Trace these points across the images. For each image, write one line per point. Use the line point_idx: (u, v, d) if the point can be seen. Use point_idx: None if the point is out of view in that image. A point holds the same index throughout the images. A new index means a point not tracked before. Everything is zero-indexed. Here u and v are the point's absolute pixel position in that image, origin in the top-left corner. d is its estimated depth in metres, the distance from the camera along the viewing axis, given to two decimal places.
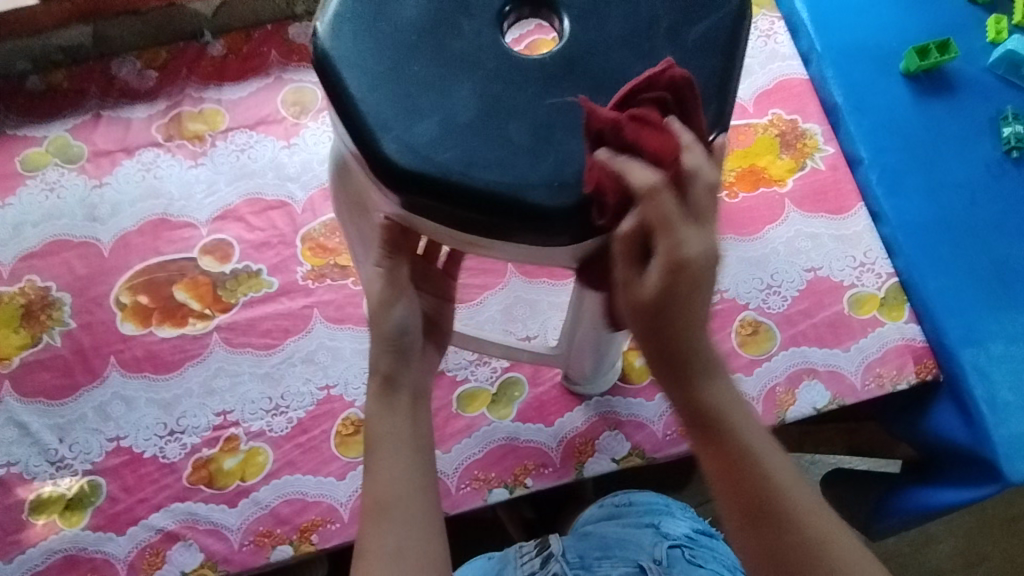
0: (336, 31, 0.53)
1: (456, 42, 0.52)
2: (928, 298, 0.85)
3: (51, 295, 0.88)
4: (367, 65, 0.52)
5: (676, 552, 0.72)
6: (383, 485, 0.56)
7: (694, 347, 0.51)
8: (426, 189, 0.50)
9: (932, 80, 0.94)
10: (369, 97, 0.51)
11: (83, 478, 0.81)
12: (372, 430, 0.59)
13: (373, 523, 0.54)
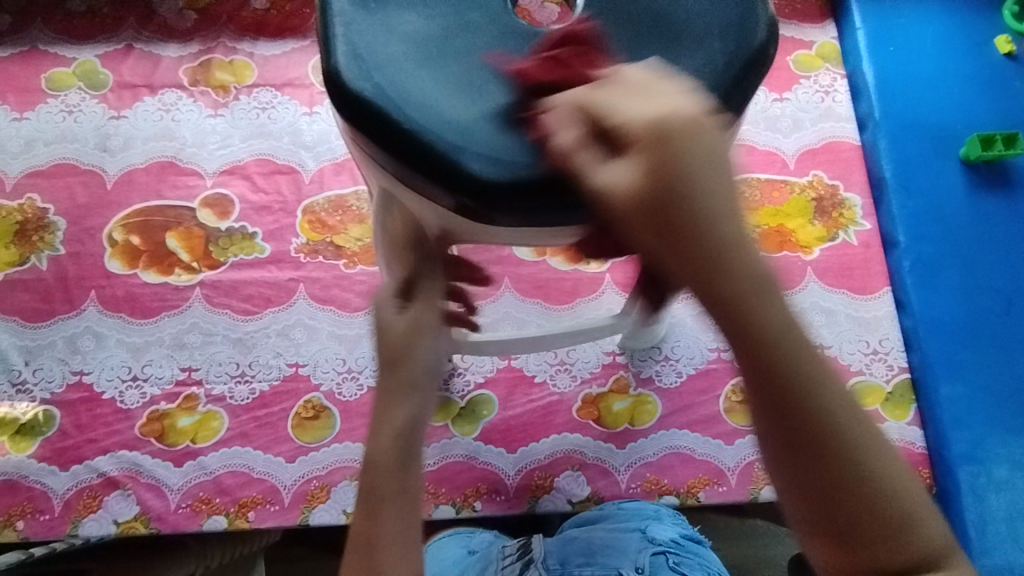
0: (333, 39, 0.41)
1: (466, 17, 0.42)
2: (938, 404, 0.79)
3: (48, 217, 0.88)
4: (381, 65, 0.40)
5: (660, 558, 0.65)
6: (372, 518, 0.44)
7: (709, 234, 0.30)
8: (513, 203, 0.39)
9: (991, 173, 0.87)
10: (403, 98, 0.40)
11: (39, 407, 0.80)
12: (367, 447, 0.47)
13: (358, 571, 0.42)
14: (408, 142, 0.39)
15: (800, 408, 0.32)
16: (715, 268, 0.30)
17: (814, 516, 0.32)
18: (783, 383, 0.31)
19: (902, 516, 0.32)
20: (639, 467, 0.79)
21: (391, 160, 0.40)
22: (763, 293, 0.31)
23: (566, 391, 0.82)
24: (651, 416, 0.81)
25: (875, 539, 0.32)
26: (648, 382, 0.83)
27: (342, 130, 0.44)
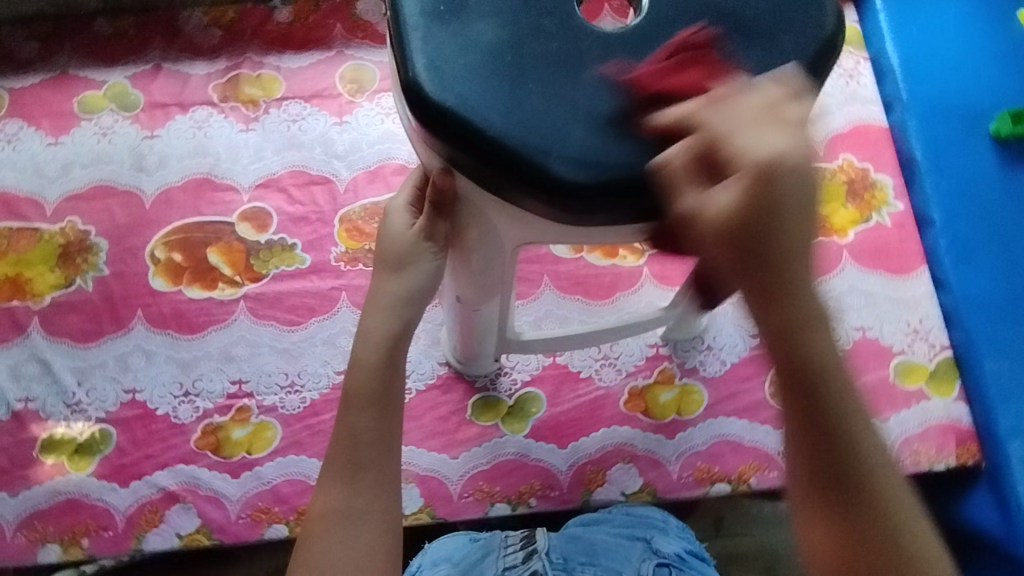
0: (410, 51, 0.42)
1: (535, 19, 0.43)
2: (984, 380, 0.80)
3: (90, 239, 0.89)
4: (461, 75, 0.41)
5: (662, 570, 0.69)
6: (356, 443, 0.53)
7: (801, 294, 0.38)
8: (599, 203, 0.41)
9: (1022, 148, 0.88)
10: (486, 105, 0.41)
11: (95, 426, 0.82)
12: (357, 375, 0.54)
13: (342, 486, 0.52)
14: (493, 149, 0.40)
15: (842, 448, 0.41)
16: (801, 322, 0.38)
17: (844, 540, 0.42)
18: (831, 438, 0.41)
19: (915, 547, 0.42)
20: (690, 456, 0.80)
21: (474, 167, 0.42)
22: (823, 329, 0.39)
23: (613, 384, 0.83)
24: (698, 405, 0.82)
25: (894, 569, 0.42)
26: (692, 372, 0.84)
27: (415, 138, 0.45)
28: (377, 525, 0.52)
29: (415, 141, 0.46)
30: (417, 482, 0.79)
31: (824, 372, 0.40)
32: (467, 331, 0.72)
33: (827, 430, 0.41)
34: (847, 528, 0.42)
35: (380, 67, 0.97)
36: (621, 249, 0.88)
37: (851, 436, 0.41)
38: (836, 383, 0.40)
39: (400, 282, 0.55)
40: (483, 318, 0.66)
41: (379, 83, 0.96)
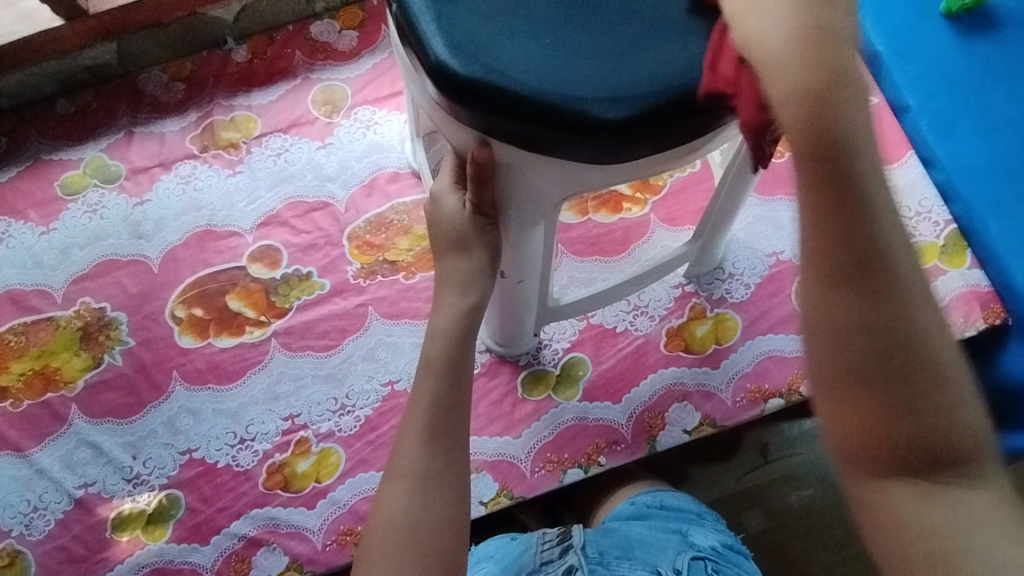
0: (428, 38, 0.44)
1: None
2: (992, 241, 0.84)
3: (107, 315, 0.89)
4: (481, 46, 0.44)
5: (701, 563, 0.68)
6: (431, 407, 0.55)
7: (842, 146, 0.35)
8: (641, 132, 0.44)
9: (974, 20, 0.92)
10: (512, 71, 0.43)
11: (161, 493, 0.82)
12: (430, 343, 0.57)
13: (421, 445, 0.54)
14: (526, 106, 0.43)
15: (892, 332, 0.37)
16: (845, 173, 0.36)
17: (883, 451, 0.38)
18: (865, 257, 0.37)
19: (959, 407, 0.38)
20: (739, 380, 0.83)
21: (511, 128, 0.44)
22: (870, 183, 0.36)
23: (650, 331, 0.86)
24: (735, 330, 0.85)
25: (953, 458, 0.38)
26: (721, 301, 0.86)
27: (442, 117, 0.48)
28: (451, 485, 0.53)
29: (440, 122, 0.48)
30: (488, 469, 0.81)
31: (862, 190, 0.36)
32: (509, 310, 0.73)
33: (870, 251, 0.37)
34: (884, 372, 0.37)
35: (349, 83, 0.98)
36: (624, 202, 0.90)
37: (893, 269, 0.37)
38: (887, 226, 0.37)
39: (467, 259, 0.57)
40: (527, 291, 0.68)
41: (352, 99, 0.97)
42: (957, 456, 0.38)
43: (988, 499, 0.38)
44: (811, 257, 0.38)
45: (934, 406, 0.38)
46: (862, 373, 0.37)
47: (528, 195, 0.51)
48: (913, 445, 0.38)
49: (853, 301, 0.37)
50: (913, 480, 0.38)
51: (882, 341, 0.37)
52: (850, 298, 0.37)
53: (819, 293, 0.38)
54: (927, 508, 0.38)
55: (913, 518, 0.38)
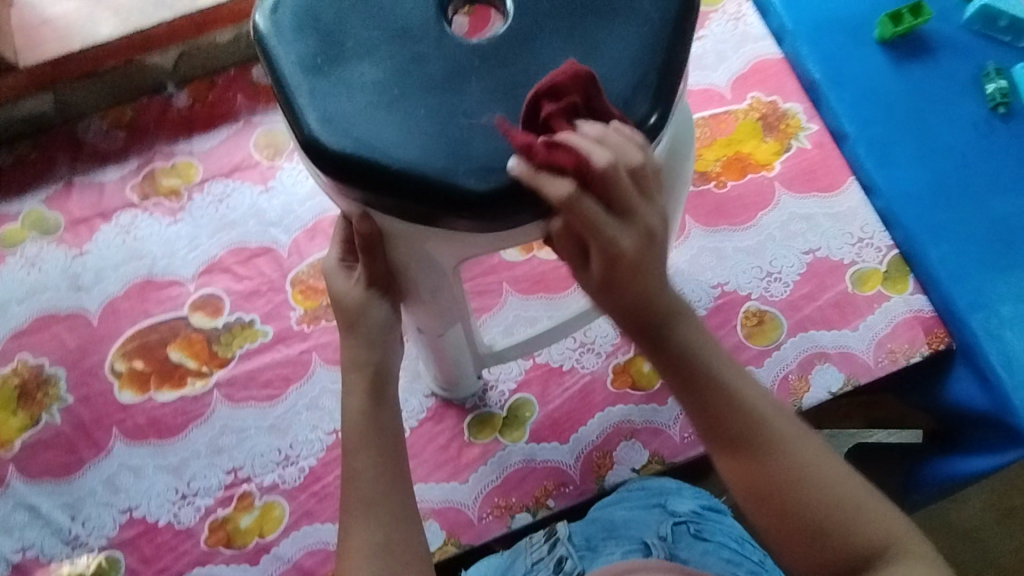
0: (307, 113, 0.48)
1: (407, 52, 0.49)
2: (932, 267, 0.83)
3: (45, 372, 0.87)
4: (354, 121, 0.47)
5: (682, 529, 0.70)
6: (366, 485, 0.56)
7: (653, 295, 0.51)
8: (510, 200, 0.47)
9: (909, 45, 0.92)
10: (384, 145, 0.47)
11: (100, 555, 0.80)
12: (350, 424, 0.58)
13: (366, 525, 0.54)
14: (398, 180, 0.47)
15: (738, 419, 0.53)
16: (665, 316, 0.52)
17: (777, 523, 0.52)
18: (742, 434, 0.53)
19: (845, 504, 0.51)
20: (687, 415, 0.82)
21: (388, 200, 0.47)
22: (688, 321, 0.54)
23: (596, 368, 0.85)
24: None
25: (821, 509, 0.51)
26: None
27: (331, 190, 0.51)
28: (401, 550, 0.54)
29: (330, 191, 0.52)
30: (435, 516, 0.79)
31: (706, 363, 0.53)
32: (441, 359, 0.75)
33: (750, 429, 0.53)
34: (782, 496, 0.52)
35: None
36: None
37: (763, 432, 0.53)
38: (750, 396, 0.53)
39: (361, 329, 0.58)
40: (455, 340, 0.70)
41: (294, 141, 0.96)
42: (827, 506, 0.51)
43: (858, 523, 0.51)
44: (709, 438, 0.54)
45: (784, 478, 0.52)
46: (768, 507, 0.52)
47: (423, 262, 0.54)
48: (783, 509, 0.52)
49: (746, 467, 0.53)
50: (847, 574, 0.51)
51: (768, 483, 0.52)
52: (749, 464, 0.53)
53: (726, 464, 0.54)
54: (819, 550, 0.51)
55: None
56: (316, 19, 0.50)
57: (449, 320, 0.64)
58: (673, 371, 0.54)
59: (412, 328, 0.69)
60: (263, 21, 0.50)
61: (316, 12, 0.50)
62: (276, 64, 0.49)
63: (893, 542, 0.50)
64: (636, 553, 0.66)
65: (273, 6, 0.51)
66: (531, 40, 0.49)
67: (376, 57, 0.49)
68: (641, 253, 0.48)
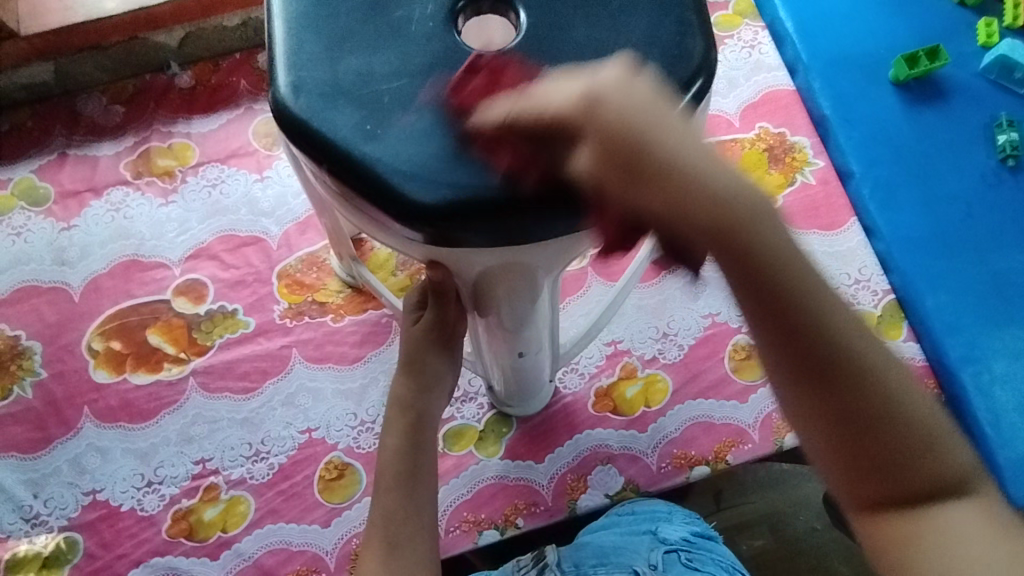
0: (386, 174, 0.42)
1: (447, 83, 0.44)
2: (927, 316, 0.82)
3: (21, 344, 0.86)
4: (438, 168, 0.42)
5: (672, 557, 0.69)
6: (393, 524, 0.56)
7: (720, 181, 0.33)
8: None
9: (923, 88, 0.91)
10: (478, 175, 0.41)
11: (59, 535, 0.78)
12: (384, 462, 0.59)
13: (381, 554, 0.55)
14: (515, 208, 0.41)
15: (822, 343, 0.36)
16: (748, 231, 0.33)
17: (841, 455, 0.37)
18: (831, 359, 0.36)
19: (927, 438, 0.36)
20: (665, 445, 0.81)
21: (509, 229, 0.42)
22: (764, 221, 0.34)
23: (578, 389, 0.84)
24: (664, 393, 0.83)
25: (906, 442, 0.36)
26: (653, 361, 0.85)
27: (413, 248, 0.46)
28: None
29: (411, 248, 0.46)
30: None
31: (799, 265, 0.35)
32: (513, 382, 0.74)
33: (835, 351, 0.36)
34: (853, 431, 0.36)
35: None
36: None
37: (853, 360, 0.36)
38: (844, 338, 0.36)
39: (427, 371, 0.61)
40: (524, 363, 0.69)
41: None
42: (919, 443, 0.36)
43: (942, 451, 0.37)
44: (778, 368, 0.37)
45: (878, 404, 0.36)
46: (826, 425, 0.37)
47: (522, 294, 0.53)
48: (861, 440, 0.36)
49: (817, 396, 0.37)
50: (898, 507, 0.37)
51: (853, 420, 0.36)
52: (821, 395, 0.36)
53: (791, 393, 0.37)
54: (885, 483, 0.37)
55: (923, 547, 0.36)
56: (341, 83, 0.44)
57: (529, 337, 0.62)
58: (747, 280, 0.35)
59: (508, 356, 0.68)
60: (286, 101, 0.44)
61: (336, 73, 0.44)
62: (320, 135, 0.43)
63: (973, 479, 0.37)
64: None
65: (290, 83, 0.44)
66: (555, 40, 0.45)
67: (417, 92, 0.44)
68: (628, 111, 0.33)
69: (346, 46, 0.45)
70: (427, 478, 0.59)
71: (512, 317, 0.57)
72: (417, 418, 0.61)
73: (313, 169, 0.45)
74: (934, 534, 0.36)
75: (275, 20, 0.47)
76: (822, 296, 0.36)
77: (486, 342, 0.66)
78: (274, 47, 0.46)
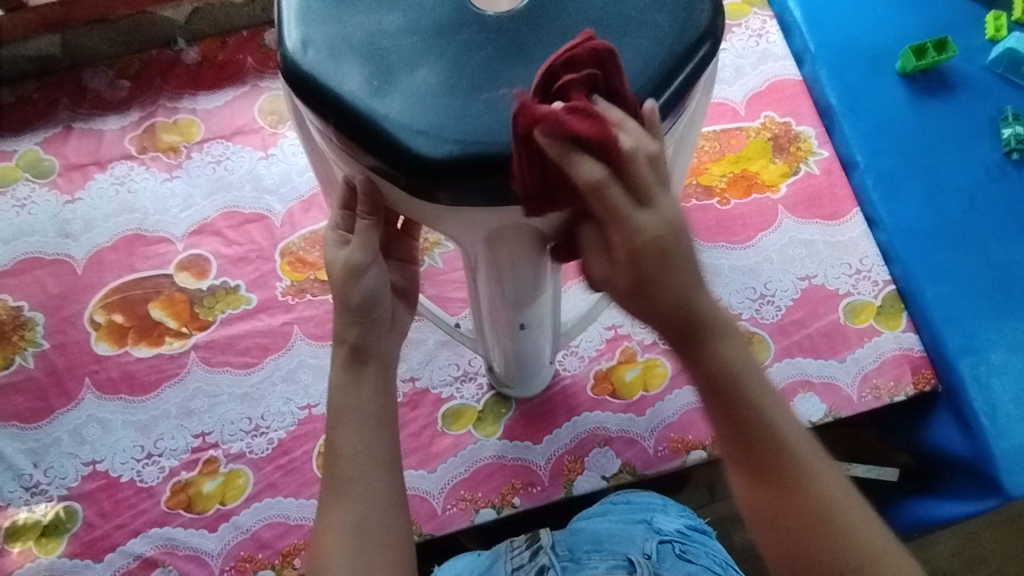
0: (392, 128, 0.42)
1: (456, 43, 0.44)
2: (927, 306, 0.82)
3: (24, 315, 0.86)
4: (443, 121, 0.42)
5: (666, 547, 0.68)
6: (352, 458, 0.52)
7: (694, 297, 0.44)
8: None
9: (929, 80, 0.91)
10: (480, 130, 0.42)
11: (59, 504, 0.79)
12: (336, 398, 0.54)
13: (340, 502, 0.51)
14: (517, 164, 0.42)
15: (772, 455, 0.47)
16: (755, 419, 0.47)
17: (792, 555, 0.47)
18: (777, 469, 0.47)
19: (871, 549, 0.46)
20: (663, 429, 0.81)
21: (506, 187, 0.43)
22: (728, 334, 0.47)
23: (578, 372, 0.84)
24: (663, 378, 0.84)
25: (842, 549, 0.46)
26: (652, 347, 0.85)
27: (412, 205, 0.46)
28: (379, 536, 0.51)
29: (407, 205, 0.46)
30: None
31: (766, 417, 0.47)
32: (515, 359, 0.74)
33: (777, 456, 0.47)
34: (808, 539, 0.47)
35: None
36: None
37: (793, 460, 0.47)
38: (790, 436, 0.48)
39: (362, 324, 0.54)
40: (527, 341, 0.70)
41: None
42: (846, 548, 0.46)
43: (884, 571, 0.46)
44: (743, 477, 0.48)
45: (824, 513, 0.47)
46: (780, 511, 0.47)
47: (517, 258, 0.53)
48: (811, 548, 0.47)
49: (773, 500, 0.47)
50: None
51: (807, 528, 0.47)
52: (781, 504, 0.47)
53: (748, 498, 0.49)
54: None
55: None
56: (350, 41, 0.44)
57: (532, 308, 0.62)
58: (726, 418, 0.48)
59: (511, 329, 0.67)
60: (295, 58, 0.44)
61: (344, 32, 0.45)
62: (327, 91, 0.43)
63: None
64: (619, 570, 0.64)
65: (298, 40, 0.45)
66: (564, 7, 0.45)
67: (424, 52, 0.44)
68: (642, 254, 0.42)
69: (357, 8, 0.45)
70: (370, 410, 0.53)
71: (514, 290, 0.58)
72: (351, 347, 0.54)
73: (318, 124, 0.45)
74: None
75: None
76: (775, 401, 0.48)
77: (489, 315, 0.66)
78: (283, 6, 0.46)
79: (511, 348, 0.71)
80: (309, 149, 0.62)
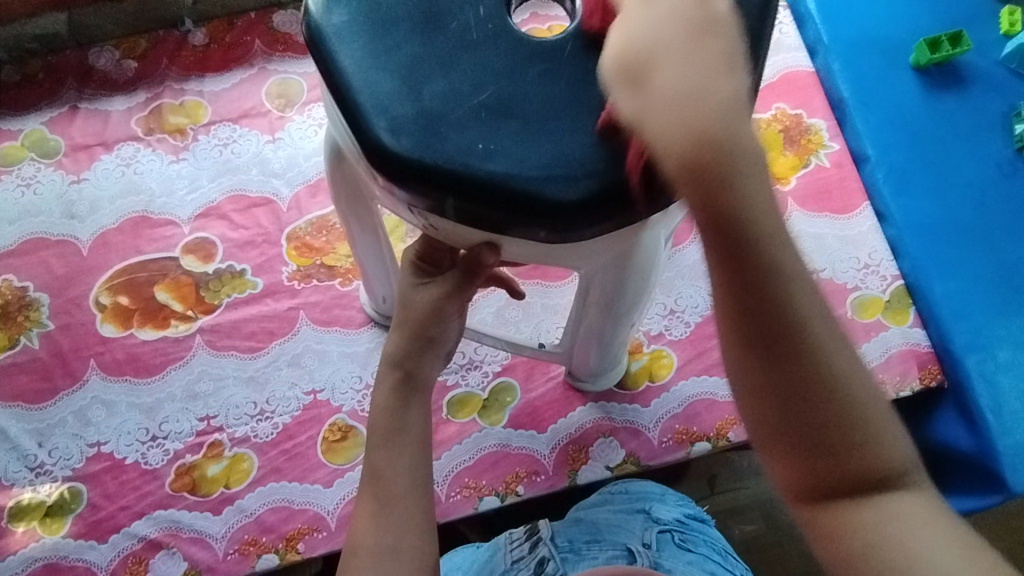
0: (506, 185, 0.44)
1: (531, 80, 0.46)
2: (935, 302, 0.82)
3: (29, 295, 0.86)
4: (547, 165, 0.44)
5: (665, 536, 0.69)
6: (381, 482, 0.54)
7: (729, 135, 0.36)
8: None
9: (943, 74, 0.91)
10: (581, 164, 0.44)
11: (63, 485, 0.79)
12: (374, 421, 0.56)
13: (369, 519, 0.53)
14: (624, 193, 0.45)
15: (777, 320, 0.38)
16: (756, 274, 0.37)
17: (783, 426, 0.39)
18: (765, 327, 0.38)
19: (870, 427, 0.39)
20: (668, 420, 0.81)
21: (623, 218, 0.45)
22: (745, 178, 0.36)
23: None
24: (669, 368, 0.84)
25: (850, 423, 0.39)
26: (659, 337, 0.85)
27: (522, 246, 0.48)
28: (409, 561, 0.51)
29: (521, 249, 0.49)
30: None
31: (766, 271, 0.37)
32: (597, 349, 0.74)
33: (780, 319, 0.38)
34: (800, 414, 0.39)
35: (305, 78, 0.95)
36: None
37: (797, 326, 0.38)
38: (790, 292, 0.38)
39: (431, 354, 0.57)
40: (616, 332, 0.70)
41: (307, 93, 0.94)
42: (854, 429, 0.39)
43: (875, 445, 0.39)
44: (732, 336, 0.39)
45: (833, 375, 0.38)
46: (769, 371, 0.39)
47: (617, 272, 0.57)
48: (802, 416, 0.39)
49: (771, 361, 0.38)
50: (837, 497, 0.40)
51: (796, 394, 0.39)
52: (775, 368, 0.38)
53: (743, 356, 0.39)
54: (817, 462, 0.39)
55: (846, 529, 0.40)
56: (433, 111, 0.45)
57: (621, 313, 0.65)
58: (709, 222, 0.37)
59: (610, 321, 0.67)
60: (393, 147, 0.45)
61: (422, 102, 0.46)
62: (439, 166, 0.44)
63: (906, 474, 0.40)
64: (620, 560, 0.66)
65: (386, 130, 0.45)
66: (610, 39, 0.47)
67: (502, 96, 0.46)
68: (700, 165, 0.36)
69: (424, 69, 0.46)
70: (414, 435, 0.56)
71: (610, 295, 0.61)
72: (408, 374, 0.56)
73: (429, 211, 0.46)
74: (873, 523, 0.39)
75: (341, 55, 0.47)
76: (779, 252, 0.37)
77: (582, 308, 0.67)
78: (351, 95, 0.46)
79: (606, 340, 0.71)
80: (334, 174, 0.59)
